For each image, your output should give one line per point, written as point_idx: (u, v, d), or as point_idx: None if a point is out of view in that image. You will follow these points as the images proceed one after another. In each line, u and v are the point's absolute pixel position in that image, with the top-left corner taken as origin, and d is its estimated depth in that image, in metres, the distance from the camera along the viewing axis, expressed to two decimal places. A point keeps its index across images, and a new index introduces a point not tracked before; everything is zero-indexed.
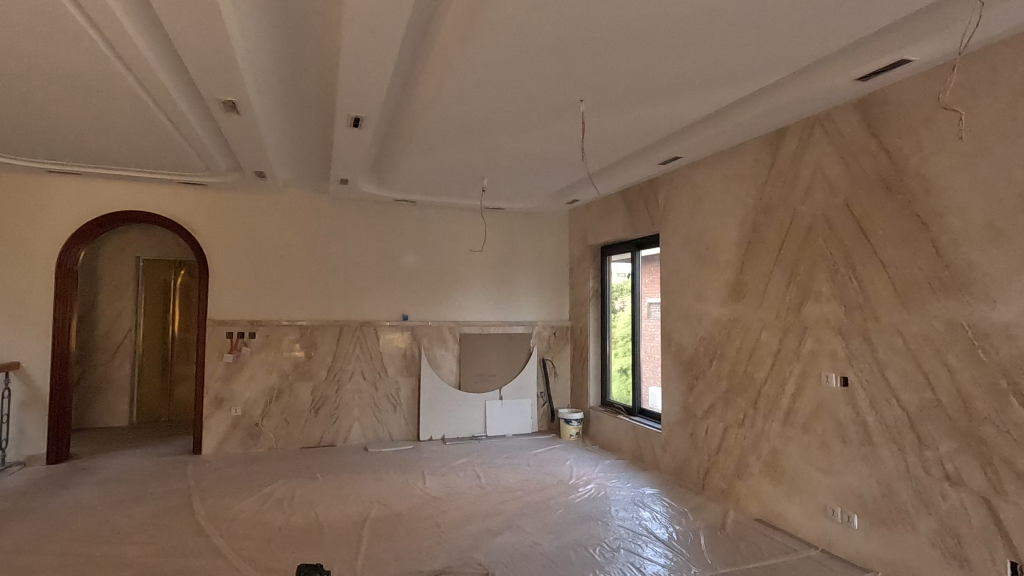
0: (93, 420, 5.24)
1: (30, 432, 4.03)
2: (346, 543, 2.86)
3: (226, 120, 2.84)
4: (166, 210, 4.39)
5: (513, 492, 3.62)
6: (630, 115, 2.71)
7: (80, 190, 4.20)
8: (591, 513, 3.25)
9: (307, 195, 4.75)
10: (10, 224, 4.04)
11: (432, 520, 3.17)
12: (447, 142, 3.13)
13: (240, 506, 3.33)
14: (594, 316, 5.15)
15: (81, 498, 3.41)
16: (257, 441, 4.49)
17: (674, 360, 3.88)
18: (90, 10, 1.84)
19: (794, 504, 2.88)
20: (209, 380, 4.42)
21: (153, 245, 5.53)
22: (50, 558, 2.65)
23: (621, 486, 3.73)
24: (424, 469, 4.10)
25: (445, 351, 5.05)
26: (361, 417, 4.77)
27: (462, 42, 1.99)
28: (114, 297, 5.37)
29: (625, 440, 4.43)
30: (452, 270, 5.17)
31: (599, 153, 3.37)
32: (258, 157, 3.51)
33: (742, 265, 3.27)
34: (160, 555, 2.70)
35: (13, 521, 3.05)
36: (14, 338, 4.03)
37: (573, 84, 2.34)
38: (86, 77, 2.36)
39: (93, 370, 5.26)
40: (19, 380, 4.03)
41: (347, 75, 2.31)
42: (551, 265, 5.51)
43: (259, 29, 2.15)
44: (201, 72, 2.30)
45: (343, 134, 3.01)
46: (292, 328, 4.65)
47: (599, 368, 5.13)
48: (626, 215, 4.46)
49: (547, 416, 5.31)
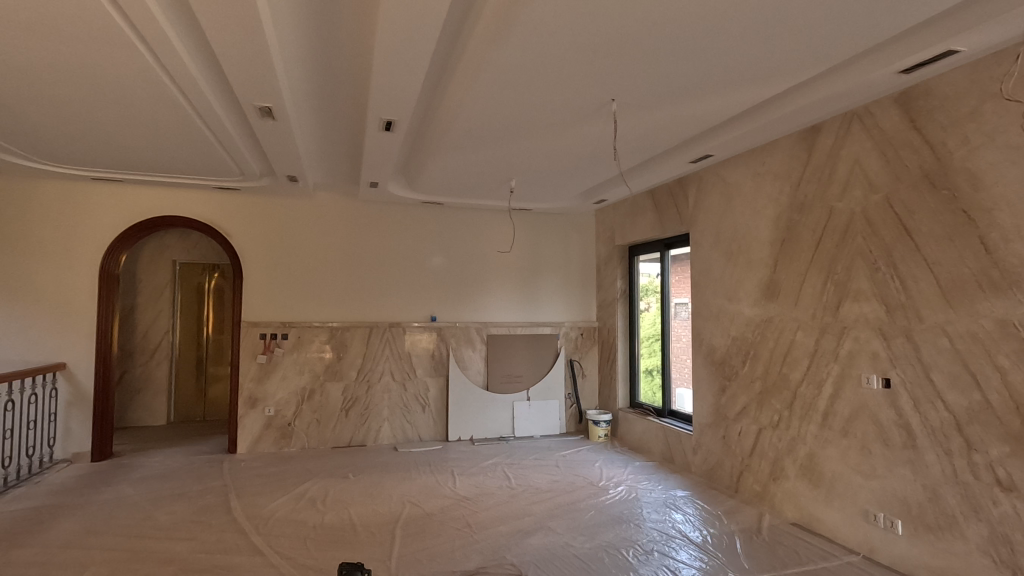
0: (133, 420, 5.40)
1: (76, 430, 4.18)
2: (380, 543, 2.89)
3: (261, 126, 2.90)
4: (202, 215, 4.51)
5: (543, 493, 3.62)
6: (661, 114, 2.69)
7: (121, 196, 4.34)
8: (622, 515, 3.22)
9: (338, 199, 4.82)
10: (56, 229, 4.20)
11: (463, 520, 3.18)
12: (477, 144, 3.14)
13: (276, 504, 3.40)
14: (622, 317, 5.12)
15: (124, 495, 3.52)
16: (290, 441, 4.57)
17: (705, 361, 3.83)
18: (138, 22, 1.90)
19: (833, 509, 2.81)
20: (243, 381, 4.52)
21: (188, 249, 5.68)
22: (97, 552, 2.73)
23: (651, 488, 3.69)
24: (454, 469, 4.12)
25: (472, 351, 5.08)
26: (391, 417, 4.81)
27: (495, 44, 1.99)
28: (151, 299, 5.54)
29: (655, 442, 4.39)
30: (479, 271, 5.19)
31: (629, 152, 3.35)
32: (292, 162, 3.58)
33: (776, 264, 3.21)
34: (201, 552, 2.77)
35: (62, 517, 3.16)
36: (59, 339, 4.19)
37: (605, 83, 2.33)
38: (132, 87, 2.44)
39: (132, 370, 5.43)
40: (65, 380, 4.18)
41: (380, 79, 2.34)
42: (578, 266, 5.50)
43: (296, 36, 2.19)
44: (239, 80, 2.35)
45: (374, 137, 3.05)
46: (323, 329, 4.72)
47: (627, 368, 5.08)
48: (655, 214, 4.42)
49: (574, 417, 5.28)
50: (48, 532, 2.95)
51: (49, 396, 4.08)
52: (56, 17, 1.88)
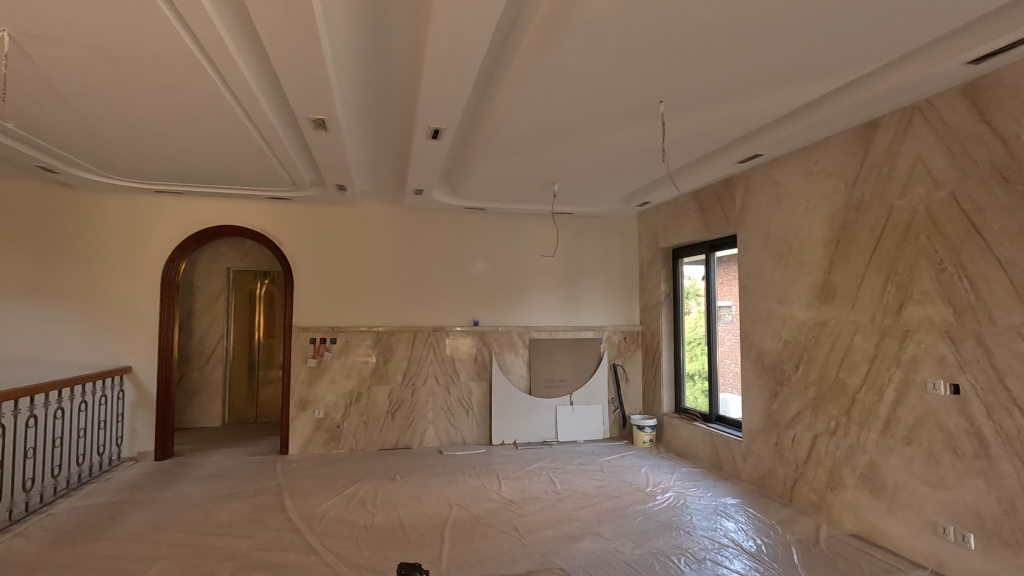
0: (191, 421, 5.65)
1: (141, 430, 4.41)
2: (430, 544, 2.93)
3: (315, 137, 3.01)
4: (255, 224, 4.69)
5: (590, 499, 3.59)
6: (710, 114, 2.65)
7: (181, 208, 4.56)
8: (671, 522, 3.17)
9: (383, 206, 4.94)
10: (123, 240, 4.44)
11: (511, 523, 3.19)
12: (522, 149, 3.16)
13: (327, 504, 3.49)
14: (666, 320, 5.04)
15: (186, 492, 3.69)
16: (338, 443, 4.69)
17: (755, 365, 3.73)
18: (206, 42, 2.01)
19: (898, 521, 2.69)
20: (294, 384, 4.66)
21: (241, 257, 5.92)
22: (164, 547, 2.87)
23: (700, 495, 3.61)
24: (499, 473, 4.14)
25: (515, 355, 5.10)
26: (435, 420, 4.88)
27: (543, 50, 2.01)
28: (207, 305, 5.78)
29: (702, 448, 4.29)
30: (521, 276, 5.21)
31: (675, 153, 3.30)
32: (342, 172, 3.69)
33: (831, 265, 3.10)
34: (259, 549, 2.87)
35: (130, 512, 3.33)
36: (126, 344, 4.42)
37: (654, 85, 2.31)
38: (197, 104, 2.57)
39: (190, 374, 5.68)
40: (131, 382, 4.41)
41: (430, 88, 2.39)
42: (620, 269, 5.45)
43: (349, 48, 2.26)
44: (296, 93, 2.45)
45: (421, 146, 3.12)
46: (368, 334, 4.83)
47: (671, 372, 5.00)
48: (699, 215, 4.34)
49: (618, 422, 5.22)
50: (119, 526, 3.12)
51: (117, 397, 4.31)
52: (131, 42, 2.00)
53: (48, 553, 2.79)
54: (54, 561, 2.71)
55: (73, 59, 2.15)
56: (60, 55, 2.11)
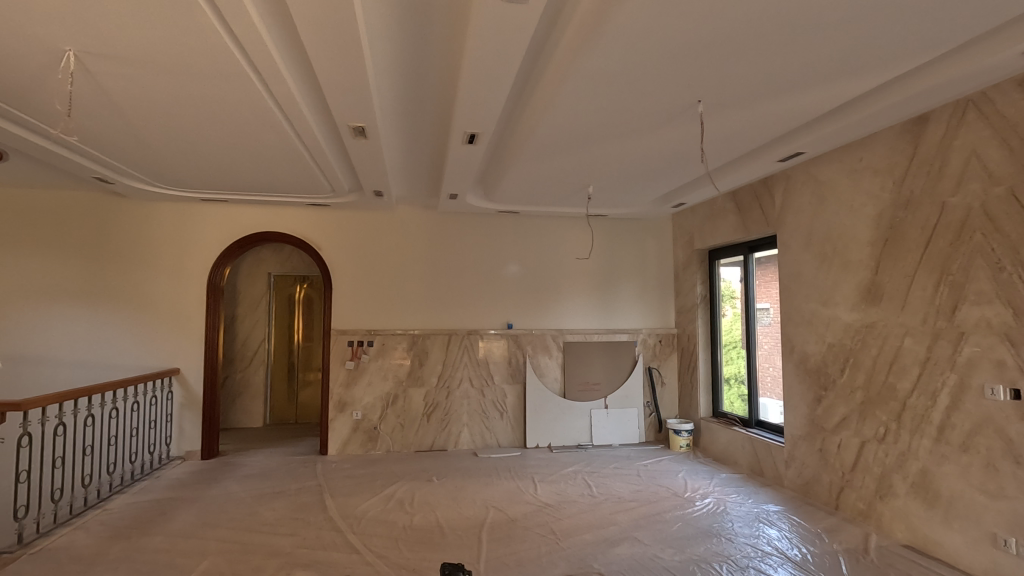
0: (234, 421, 5.83)
1: (188, 430, 4.57)
2: (468, 546, 2.95)
3: (355, 144, 3.08)
4: (295, 230, 4.82)
5: (627, 503, 3.56)
6: (750, 112, 2.60)
7: (226, 215, 4.72)
8: (711, 529, 3.11)
9: (418, 211, 5.01)
10: (171, 246, 4.63)
11: (548, 527, 3.19)
12: (557, 152, 3.17)
13: (366, 505, 3.55)
14: (702, 322, 4.96)
15: (232, 490, 3.81)
16: (376, 444, 4.77)
17: (797, 369, 3.63)
18: (254, 56, 2.08)
19: (954, 532, 2.57)
20: (333, 385, 4.77)
21: (282, 262, 6.10)
22: (212, 543, 2.97)
23: (740, 501, 3.53)
24: (534, 476, 4.13)
25: (549, 358, 5.09)
26: (470, 423, 4.91)
27: (582, 51, 2.01)
28: (249, 309, 5.97)
29: (742, 453, 4.20)
30: (554, 278, 5.21)
31: (714, 153, 3.25)
32: (380, 177, 3.76)
33: (878, 265, 3.00)
34: (302, 547, 2.93)
35: (180, 509, 3.46)
36: (174, 347, 4.59)
37: (692, 85, 2.29)
38: (244, 116, 2.67)
39: (233, 376, 5.87)
40: (179, 383, 4.59)
41: (467, 93, 2.42)
42: (654, 272, 5.38)
43: (389, 57, 2.31)
44: (338, 102, 2.52)
45: (457, 151, 3.17)
46: (404, 337, 4.90)
47: (709, 376, 4.91)
48: (737, 216, 4.26)
49: (654, 426, 5.15)
50: (170, 522, 3.24)
51: (166, 398, 4.48)
52: (184, 58, 2.10)
53: (105, 547, 2.92)
54: (111, 555, 2.84)
55: (132, 76, 2.26)
56: (120, 72, 2.22)
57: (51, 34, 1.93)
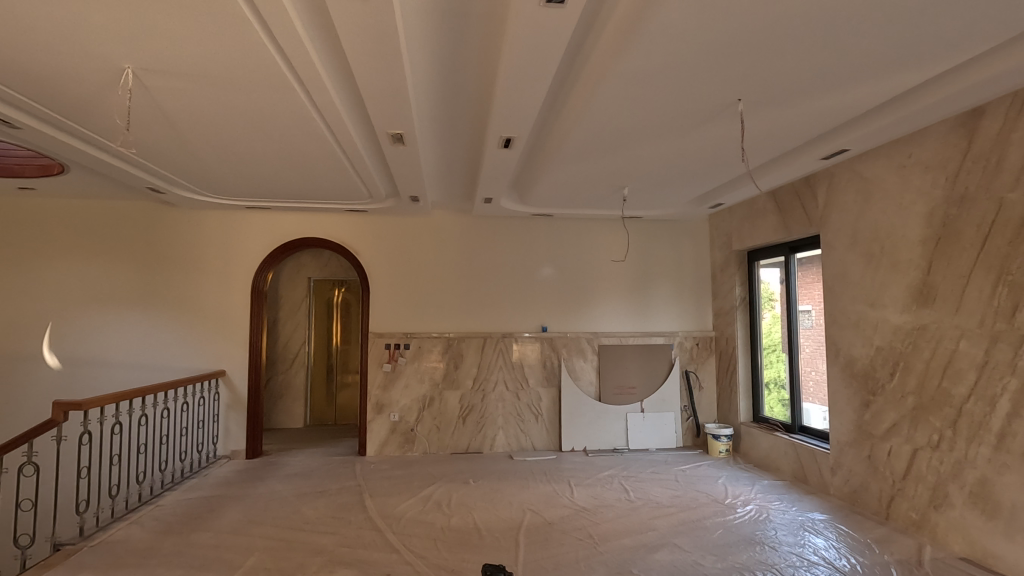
0: (276, 422, 6.00)
1: (234, 430, 4.73)
2: (506, 548, 2.96)
3: (393, 151, 3.14)
4: (334, 236, 4.94)
5: (665, 508, 3.51)
6: (792, 110, 2.55)
7: (268, 222, 4.88)
8: (754, 536, 3.04)
9: (453, 215, 5.07)
10: (218, 253, 4.81)
11: (585, 531, 3.17)
12: (592, 155, 3.17)
13: (405, 505, 3.60)
14: (741, 325, 4.85)
15: (276, 489, 3.92)
16: (412, 446, 4.83)
17: (843, 372, 3.51)
18: (299, 68, 2.16)
19: (1016, 546, 2.45)
20: (371, 387, 4.86)
21: (321, 267, 6.26)
22: (259, 540, 3.07)
23: (784, 508, 3.44)
24: (570, 479, 4.12)
25: (584, 361, 5.07)
26: (505, 426, 4.92)
27: (620, 53, 2.00)
28: (290, 313, 6.14)
29: (785, 460, 4.08)
30: (589, 281, 5.19)
31: (753, 152, 3.19)
32: (416, 183, 3.82)
33: (930, 265, 2.89)
34: (344, 545, 3.00)
35: (227, 507, 3.58)
36: (221, 350, 4.76)
37: (732, 83, 2.26)
38: (288, 126, 2.76)
39: (275, 378, 6.05)
40: (226, 385, 4.75)
41: (504, 98, 2.44)
42: (691, 273, 5.30)
43: (427, 65, 2.35)
44: (379, 111, 2.58)
45: (493, 155, 3.20)
46: (440, 340, 4.96)
47: (749, 380, 4.80)
48: (777, 216, 4.16)
49: (692, 431, 5.06)
50: (218, 519, 3.36)
51: (213, 399, 4.65)
52: (234, 72, 2.19)
53: (159, 541, 3.05)
54: (165, 549, 2.96)
55: (185, 91, 2.36)
56: (174, 88, 2.33)
57: (114, 53, 2.05)
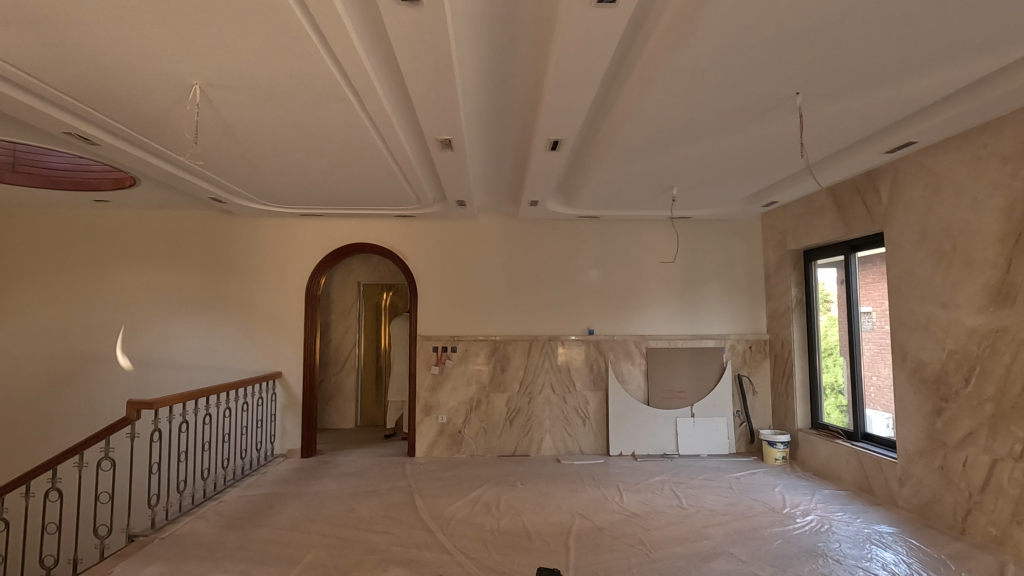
0: (329, 422, 6.19)
1: (290, 430, 4.90)
2: (556, 552, 2.94)
3: (441, 157, 3.19)
4: (383, 241, 5.06)
5: (719, 517, 3.40)
6: (853, 102, 2.44)
7: (321, 228, 5.04)
8: (816, 548, 2.91)
9: (498, 219, 5.10)
10: (274, 259, 5.00)
11: (636, 537, 3.11)
12: (641, 155, 3.12)
13: (455, 506, 3.64)
14: (798, 327, 4.66)
15: (330, 488, 4.03)
16: (460, 447, 4.87)
17: (910, 377, 3.32)
18: (354, 78, 2.22)
19: None
20: (419, 389, 4.94)
21: (370, 271, 6.41)
22: (316, 537, 3.16)
23: (847, 520, 3.27)
24: (619, 484, 4.06)
25: (632, 365, 4.99)
26: (552, 429, 4.90)
27: (671, 51, 1.97)
28: (341, 316, 6.33)
29: (847, 469, 3.89)
30: (636, 283, 5.11)
31: (810, 147, 3.07)
32: (464, 187, 3.86)
33: (1009, 263, 2.70)
34: (396, 545, 3.05)
35: (285, 504, 3.71)
36: (277, 352, 4.94)
37: (789, 77, 2.18)
38: (341, 135, 2.84)
39: (327, 379, 6.24)
40: (282, 386, 4.93)
41: (552, 101, 2.44)
42: (743, 274, 5.14)
43: (476, 71, 2.38)
44: (428, 117, 2.62)
45: (540, 158, 3.20)
46: (486, 343, 4.99)
47: (806, 384, 4.60)
48: (836, 213, 3.98)
49: (745, 437, 4.90)
50: (277, 515, 3.49)
51: (270, 400, 4.84)
52: (292, 85, 2.28)
53: (222, 535, 3.19)
54: (229, 543, 3.10)
55: (247, 105, 2.48)
56: (236, 102, 2.45)
57: (182, 71, 2.16)
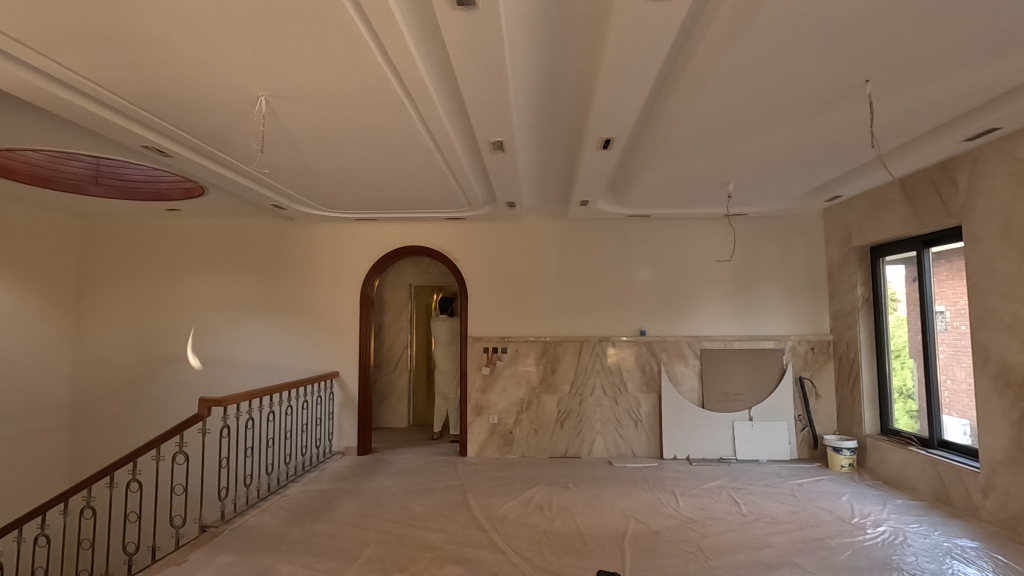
0: (383, 421, 6.36)
1: (346, 428, 5.05)
2: (612, 556, 2.90)
3: (493, 158, 3.20)
4: (434, 243, 5.15)
5: (782, 525, 3.27)
6: (929, 87, 2.29)
7: (374, 232, 5.18)
8: (890, 561, 2.75)
9: (547, 220, 5.09)
10: (331, 263, 5.17)
11: (695, 543, 3.03)
12: (696, 150, 3.04)
13: (507, 507, 3.65)
14: (865, 328, 4.43)
15: (386, 485, 4.13)
16: (511, 448, 4.89)
17: (994, 381, 3.09)
18: (410, 84, 2.26)
19: None
20: (470, 389, 4.99)
21: (421, 273, 6.53)
22: (373, 532, 3.24)
23: (924, 532, 3.08)
24: (675, 488, 3.96)
25: (685, 366, 4.88)
26: (604, 431, 4.85)
27: (732, 42, 1.90)
28: (394, 317, 6.47)
29: (922, 478, 3.66)
30: (689, 282, 4.99)
31: (879, 137, 2.91)
32: (514, 188, 3.88)
33: None
34: (451, 543, 3.09)
35: (343, 499, 3.83)
36: (334, 352, 5.11)
37: (858, 64, 2.07)
38: (398, 141, 2.91)
39: (381, 379, 6.41)
40: (339, 385, 5.09)
41: (606, 99, 2.42)
42: (804, 272, 4.93)
43: (528, 71, 2.38)
44: (480, 119, 2.64)
45: (591, 156, 3.17)
46: (536, 343, 4.99)
47: (874, 388, 4.36)
48: (908, 207, 3.76)
49: (808, 443, 4.69)
50: (337, 511, 3.60)
51: (328, 399, 5.01)
52: (350, 93, 2.35)
53: (286, 529, 3.32)
54: (292, 536, 3.22)
55: (310, 114, 2.58)
56: (298, 112, 2.55)
57: (250, 84, 2.27)
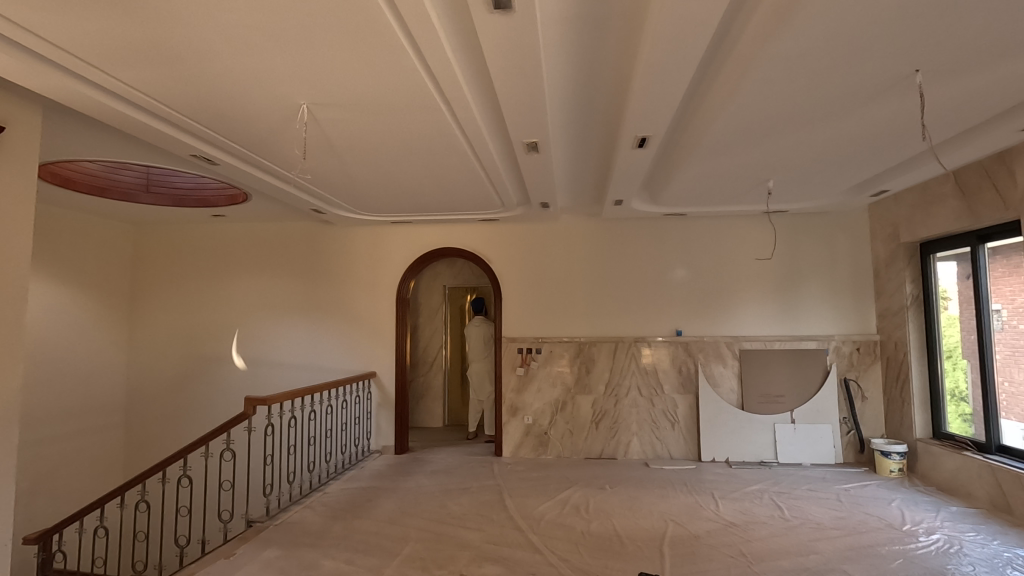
0: (419, 421, 6.44)
1: (384, 427, 5.14)
2: (651, 558, 2.88)
3: (527, 159, 3.21)
4: (468, 245, 5.19)
5: (828, 531, 3.17)
6: (985, 75, 2.19)
7: (410, 235, 5.26)
8: (945, 571, 2.63)
9: (581, 220, 5.07)
10: (368, 265, 5.28)
11: (736, 547, 2.98)
12: (734, 147, 2.98)
13: (544, 507, 3.65)
14: (914, 328, 4.25)
15: (424, 483, 4.19)
16: (546, 449, 4.89)
17: None
18: (446, 88, 2.29)
19: None
20: (505, 390, 5.01)
21: (454, 274, 6.59)
22: (412, 530, 3.30)
23: (982, 541, 2.94)
24: (714, 491, 3.89)
25: (723, 367, 4.78)
26: (640, 432, 4.80)
27: (774, 36, 1.86)
28: (428, 318, 6.56)
29: (978, 484, 3.49)
30: (727, 282, 4.89)
31: (930, 128, 2.79)
32: (547, 189, 3.88)
33: None
34: (489, 542, 3.12)
35: (383, 497, 3.90)
36: (372, 352, 5.21)
37: (907, 53, 2.00)
38: (433, 145, 2.95)
39: (417, 380, 6.50)
40: (376, 385, 5.19)
41: (642, 98, 2.40)
42: (848, 270, 4.77)
43: (564, 72, 2.38)
44: (515, 121, 2.65)
45: (626, 155, 3.15)
46: (571, 344, 4.98)
47: (925, 390, 4.18)
48: (961, 201, 3.60)
49: (854, 446, 4.54)
50: (376, 508, 3.67)
51: (366, 398, 5.11)
52: (389, 99, 2.40)
53: (329, 525, 3.41)
54: (334, 532, 3.30)
55: (349, 121, 2.64)
56: (338, 119, 2.62)
57: (292, 93, 2.34)
